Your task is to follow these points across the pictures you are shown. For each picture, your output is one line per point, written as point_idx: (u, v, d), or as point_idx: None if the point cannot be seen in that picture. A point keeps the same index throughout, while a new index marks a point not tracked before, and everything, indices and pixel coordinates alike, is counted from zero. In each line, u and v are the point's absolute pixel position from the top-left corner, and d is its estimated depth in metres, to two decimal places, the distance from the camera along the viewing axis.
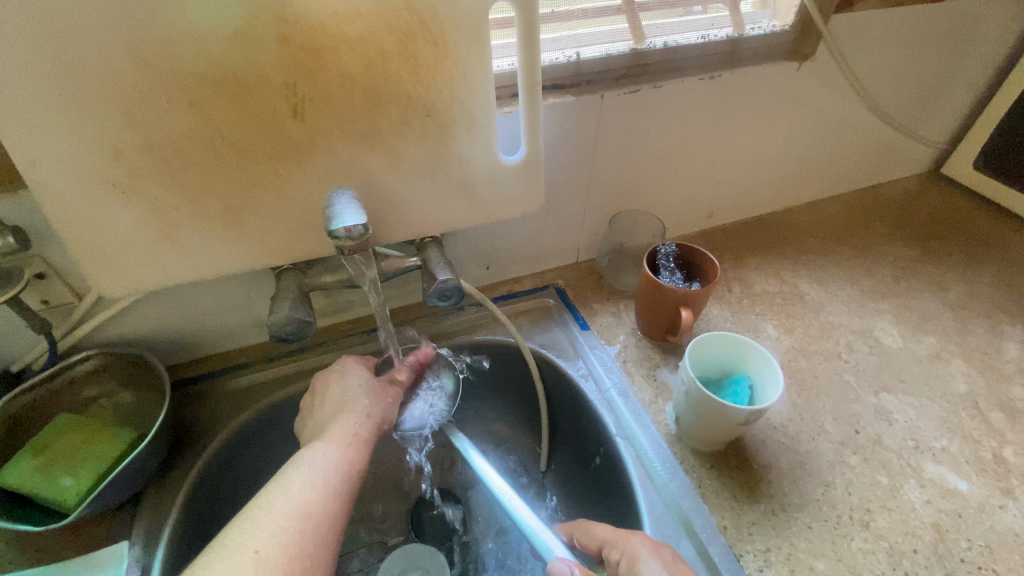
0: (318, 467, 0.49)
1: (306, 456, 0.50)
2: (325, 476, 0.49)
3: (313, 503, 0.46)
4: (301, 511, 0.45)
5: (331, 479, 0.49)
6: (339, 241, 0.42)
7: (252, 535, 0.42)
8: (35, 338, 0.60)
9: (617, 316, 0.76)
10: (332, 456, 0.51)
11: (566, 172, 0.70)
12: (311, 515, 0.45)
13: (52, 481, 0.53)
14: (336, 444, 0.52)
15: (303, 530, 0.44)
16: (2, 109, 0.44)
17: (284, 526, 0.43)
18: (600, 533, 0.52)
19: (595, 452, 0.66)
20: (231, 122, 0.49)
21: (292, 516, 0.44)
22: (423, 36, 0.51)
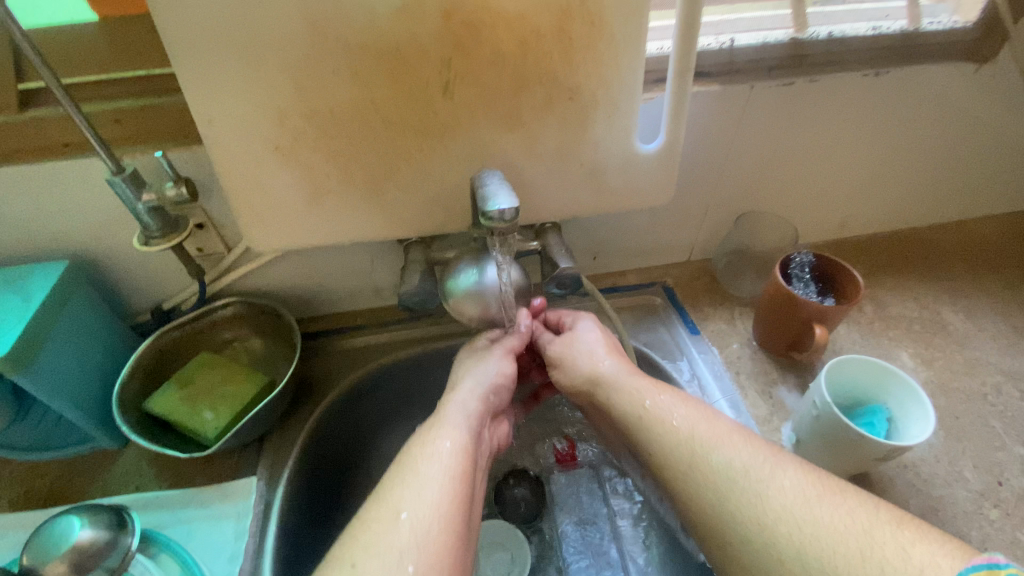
0: (438, 460, 0.46)
1: (422, 447, 0.47)
2: (450, 469, 0.45)
3: (438, 498, 0.42)
4: (429, 513, 0.41)
5: (458, 474, 0.45)
6: (491, 222, 0.41)
7: (381, 545, 0.39)
8: (186, 281, 0.65)
9: (730, 324, 0.72)
10: (455, 444, 0.48)
11: (697, 166, 0.66)
12: (448, 508, 0.42)
13: (195, 412, 0.58)
14: (449, 432, 0.49)
15: (449, 525, 0.41)
16: (192, 69, 0.47)
17: (414, 530, 0.40)
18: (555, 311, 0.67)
19: None
20: (387, 95, 0.51)
21: (398, 514, 0.41)
22: (582, 16, 0.49)
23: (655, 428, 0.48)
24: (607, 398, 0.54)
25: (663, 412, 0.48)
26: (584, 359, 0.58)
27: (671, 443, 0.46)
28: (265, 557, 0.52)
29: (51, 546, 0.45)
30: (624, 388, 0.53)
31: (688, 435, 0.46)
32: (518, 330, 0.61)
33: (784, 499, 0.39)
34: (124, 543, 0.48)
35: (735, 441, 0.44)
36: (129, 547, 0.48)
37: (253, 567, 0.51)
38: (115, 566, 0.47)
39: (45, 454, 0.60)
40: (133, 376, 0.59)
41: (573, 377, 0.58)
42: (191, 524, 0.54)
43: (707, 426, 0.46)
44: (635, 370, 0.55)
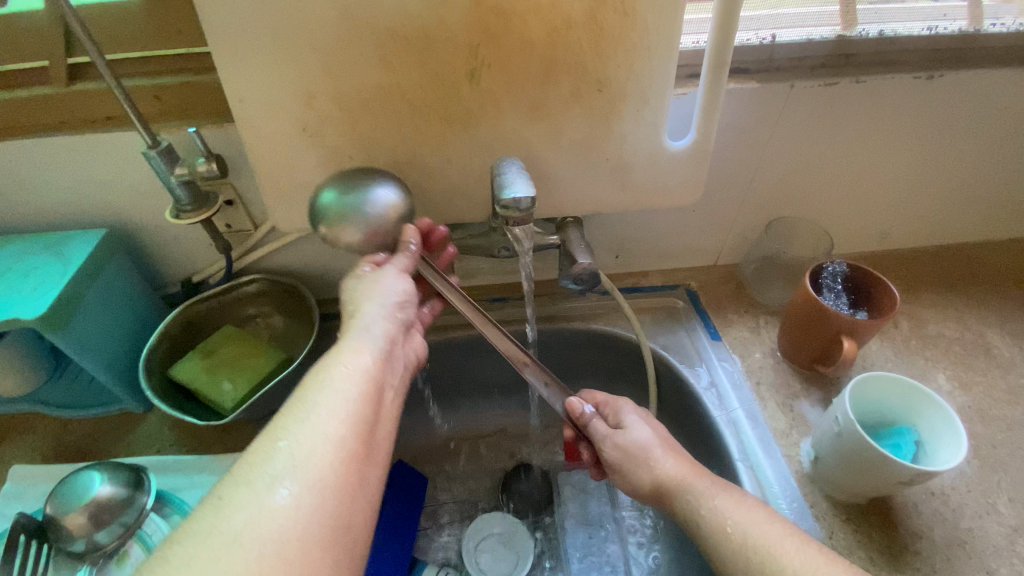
0: (332, 388, 0.43)
1: (319, 375, 0.44)
2: (344, 400, 0.42)
3: (327, 429, 0.40)
4: (317, 441, 0.39)
5: (355, 400, 0.43)
6: (507, 212, 0.41)
7: (259, 474, 0.37)
8: (214, 256, 0.67)
9: (754, 332, 0.70)
10: (352, 374, 0.45)
11: (729, 167, 0.64)
12: (338, 438, 0.40)
13: (215, 383, 0.60)
14: (349, 360, 0.46)
15: (336, 453, 0.39)
16: (227, 50, 0.49)
17: (296, 460, 0.38)
18: (599, 395, 0.61)
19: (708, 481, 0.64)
20: (414, 81, 0.51)
21: (279, 444, 0.39)
22: (614, 5, 0.48)
23: (718, 540, 0.44)
24: (677, 511, 0.49)
25: (725, 519, 0.45)
26: (641, 462, 0.52)
27: (735, 557, 0.42)
28: None
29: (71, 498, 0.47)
30: (685, 495, 0.48)
31: (753, 547, 0.42)
32: (408, 251, 0.52)
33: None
34: (140, 502, 0.50)
35: (805, 557, 0.40)
36: (145, 506, 0.50)
37: None
38: (131, 522, 0.49)
39: (75, 412, 0.63)
40: (160, 343, 0.61)
41: (637, 487, 0.52)
42: (206, 490, 0.54)
43: (779, 547, 0.42)
44: (695, 468, 0.51)
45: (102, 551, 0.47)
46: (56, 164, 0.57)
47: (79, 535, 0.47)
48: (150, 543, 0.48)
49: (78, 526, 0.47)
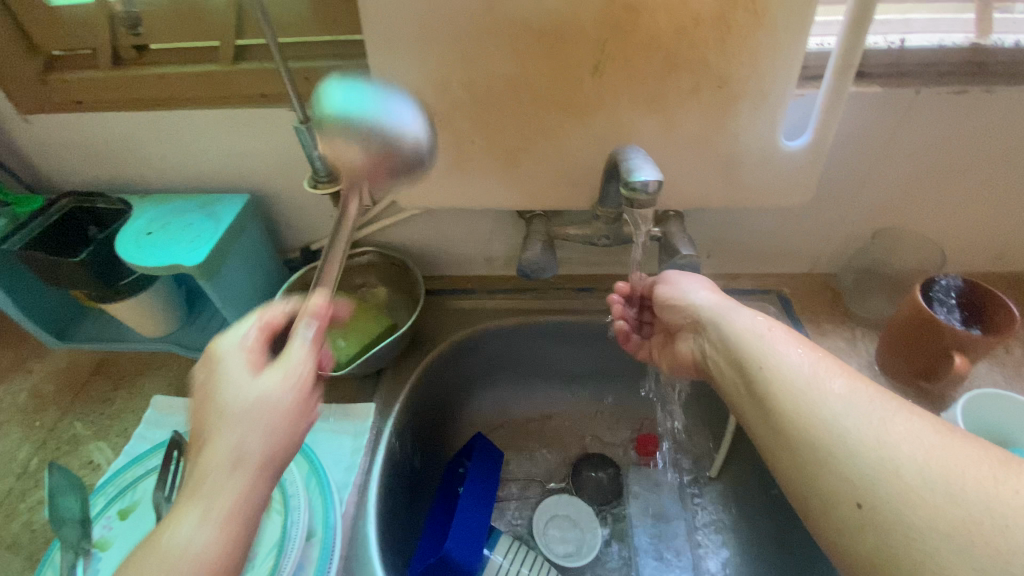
0: (192, 529, 0.36)
1: (188, 499, 0.37)
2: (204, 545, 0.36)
3: None
4: None
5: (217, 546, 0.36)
6: (634, 193, 0.43)
7: None
8: (333, 227, 0.74)
9: (850, 343, 0.69)
10: (223, 509, 0.37)
11: (837, 172, 0.64)
12: None
13: (331, 340, 0.68)
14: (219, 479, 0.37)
15: None
16: (379, 38, 0.54)
17: None
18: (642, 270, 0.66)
19: None
20: (540, 72, 0.55)
21: None
22: (745, 5, 0.49)
23: (774, 368, 0.46)
24: (716, 331, 0.54)
25: (785, 356, 0.47)
26: (684, 298, 0.58)
27: (791, 381, 0.45)
28: (373, 475, 0.59)
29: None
30: (730, 322, 0.53)
31: (810, 375, 0.45)
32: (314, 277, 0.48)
33: (914, 446, 0.38)
34: None
35: (860, 386, 0.43)
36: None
37: (363, 482, 0.59)
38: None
39: (201, 352, 0.71)
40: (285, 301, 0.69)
41: (678, 315, 0.58)
42: (317, 434, 0.62)
43: (838, 380, 0.44)
44: (737, 305, 0.55)
45: None
46: (216, 133, 0.65)
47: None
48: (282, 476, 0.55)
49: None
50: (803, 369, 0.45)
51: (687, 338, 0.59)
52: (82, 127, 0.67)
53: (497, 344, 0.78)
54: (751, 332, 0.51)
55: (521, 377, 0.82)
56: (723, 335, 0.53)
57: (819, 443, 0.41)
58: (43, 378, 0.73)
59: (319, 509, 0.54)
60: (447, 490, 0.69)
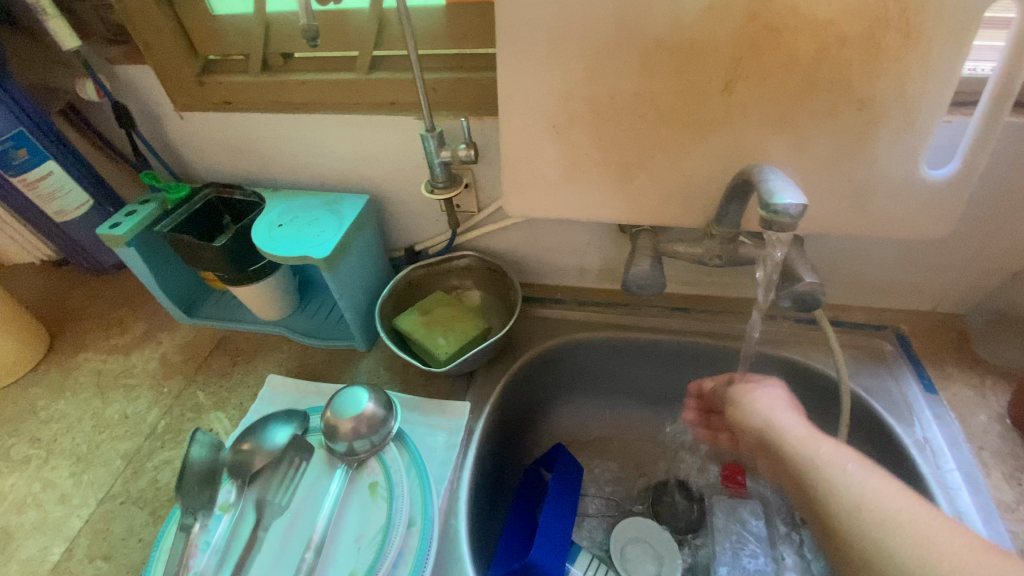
0: None
1: None
2: None
3: None
4: None
5: None
6: (776, 216, 0.42)
7: None
8: (437, 230, 0.77)
9: (978, 392, 0.63)
10: None
11: (978, 206, 0.59)
12: None
13: (431, 337, 0.68)
14: None
15: None
16: (511, 52, 0.56)
17: None
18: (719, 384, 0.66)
19: None
20: (667, 88, 0.55)
21: None
22: (898, 26, 0.48)
23: (826, 486, 0.46)
24: (778, 448, 0.52)
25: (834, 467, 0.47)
26: (757, 415, 0.56)
27: (841, 498, 0.44)
28: (467, 468, 0.62)
29: (268, 435, 0.60)
30: (795, 438, 0.51)
31: (863, 492, 0.44)
32: None
33: (960, 567, 0.37)
34: (389, 426, 0.59)
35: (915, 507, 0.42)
36: (391, 430, 0.59)
37: (458, 475, 0.61)
38: (378, 441, 0.59)
39: (310, 339, 0.76)
40: (390, 297, 0.72)
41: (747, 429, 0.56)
42: (414, 426, 0.64)
43: (890, 497, 0.43)
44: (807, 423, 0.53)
45: (355, 458, 0.58)
46: (345, 136, 0.70)
47: (345, 438, 0.58)
48: (387, 459, 0.58)
49: (347, 431, 0.57)
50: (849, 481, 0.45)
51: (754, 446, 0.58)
52: (228, 125, 0.74)
53: (584, 356, 0.78)
54: (805, 447, 0.50)
55: (605, 392, 0.81)
56: (782, 448, 0.52)
57: (871, 560, 0.40)
58: (171, 349, 0.80)
59: (418, 497, 0.56)
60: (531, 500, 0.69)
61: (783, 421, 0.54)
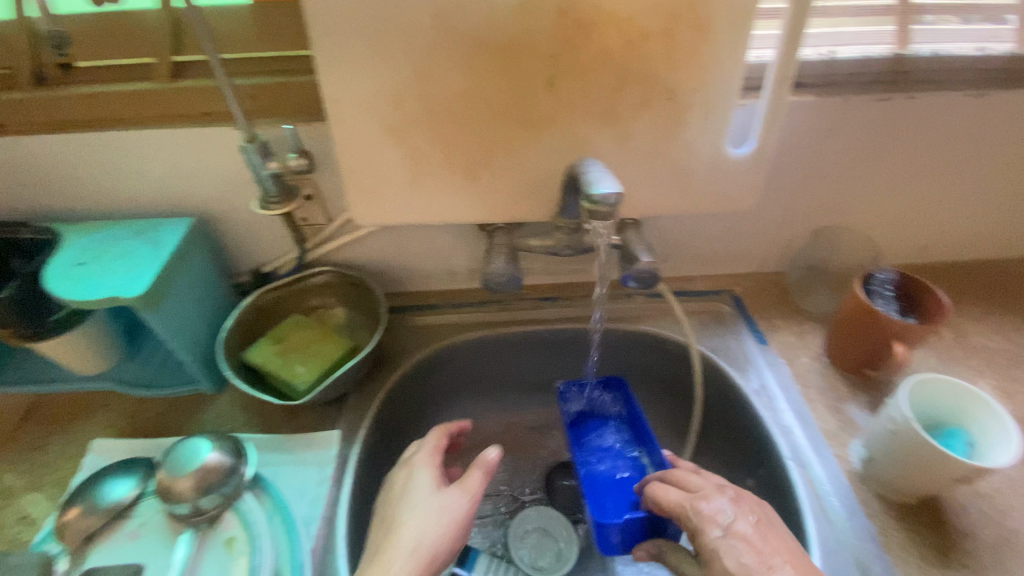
0: None
1: None
2: None
3: None
4: None
5: None
6: (595, 206, 0.45)
7: None
8: (284, 248, 0.71)
9: (800, 337, 0.72)
10: None
11: (780, 178, 0.67)
12: None
13: (288, 367, 0.63)
14: None
15: None
16: (329, 54, 0.52)
17: None
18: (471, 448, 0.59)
19: (749, 477, 0.65)
20: (497, 86, 0.54)
21: None
22: (690, 21, 0.52)
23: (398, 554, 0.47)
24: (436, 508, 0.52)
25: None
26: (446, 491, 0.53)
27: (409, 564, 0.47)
28: (342, 505, 0.56)
29: (103, 491, 0.55)
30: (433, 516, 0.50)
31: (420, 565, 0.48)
32: None
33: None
34: (240, 471, 0.54)
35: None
36: (244, 476, 0.55)
37: (332, 514, 0.56)
38: (229, 492, 0.53)
39: (156, 391, 0.67)
40: (236, 329, 0.65)
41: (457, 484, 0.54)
42: (278, 466, 0.58)
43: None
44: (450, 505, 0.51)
45: (203, 516, 0.53)
46: (154, 155, 0.62)
47: (188, 496, 0.52)
48: (243, 511, 0.54)
49: (189, 488, 0.52)
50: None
51: (737, 517, 0.46)
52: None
53: (459, 358, 0.76)
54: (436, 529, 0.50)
55: (488, 391, 0.80)
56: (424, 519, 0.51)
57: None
58: None
59: (284, 548, 0.52)
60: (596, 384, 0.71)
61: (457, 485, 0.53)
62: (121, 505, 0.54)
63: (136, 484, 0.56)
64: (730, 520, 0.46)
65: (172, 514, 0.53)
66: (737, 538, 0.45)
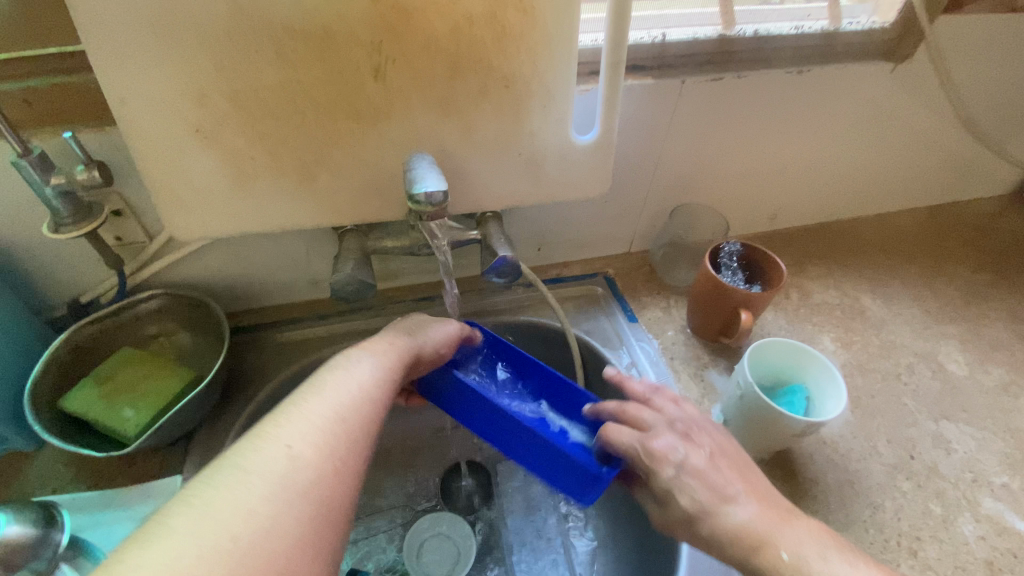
0: None
1: None
2: None
3: None
4: None
5: None
6: (419, 205, 0.42)
7: None
8: (104, 273, 0.62)
9: (667, 312, 0.75)
10: None
11: (633, 159, 0.69)
12: None
13: (114, 411, 0.55)
14: None
15: None
16: (102, 47, 0.44)
17: None
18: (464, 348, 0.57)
19: None
20: (315, 78, 0.49)
21: None
22: (514, 5, 0.50)
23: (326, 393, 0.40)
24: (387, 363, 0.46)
25: (728, 511, 0.43)
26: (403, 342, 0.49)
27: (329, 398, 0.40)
28: None
29: None
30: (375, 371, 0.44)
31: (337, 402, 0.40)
32: None
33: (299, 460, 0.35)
34: (54, 539, 0.47)
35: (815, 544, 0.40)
36: (60, 545, 0.47)
37: None
38: (43, 567, 0.46)
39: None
40: (45, 375, 0.56)
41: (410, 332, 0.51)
42: (111, 526, 0.52)
43: (806, 541, 0.40)
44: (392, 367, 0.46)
45: None
46: None
47: None
48: None
49: None
50: (744, 519, 0.42)
51: (690, 453, 0.46)
52: None
53: None
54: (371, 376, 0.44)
55: None
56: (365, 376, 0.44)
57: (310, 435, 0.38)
58: None
59: None
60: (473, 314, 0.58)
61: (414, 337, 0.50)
62: None
63: None
64: (683, 455, 0.46)
65: None
66: (689, 474, 0.45)
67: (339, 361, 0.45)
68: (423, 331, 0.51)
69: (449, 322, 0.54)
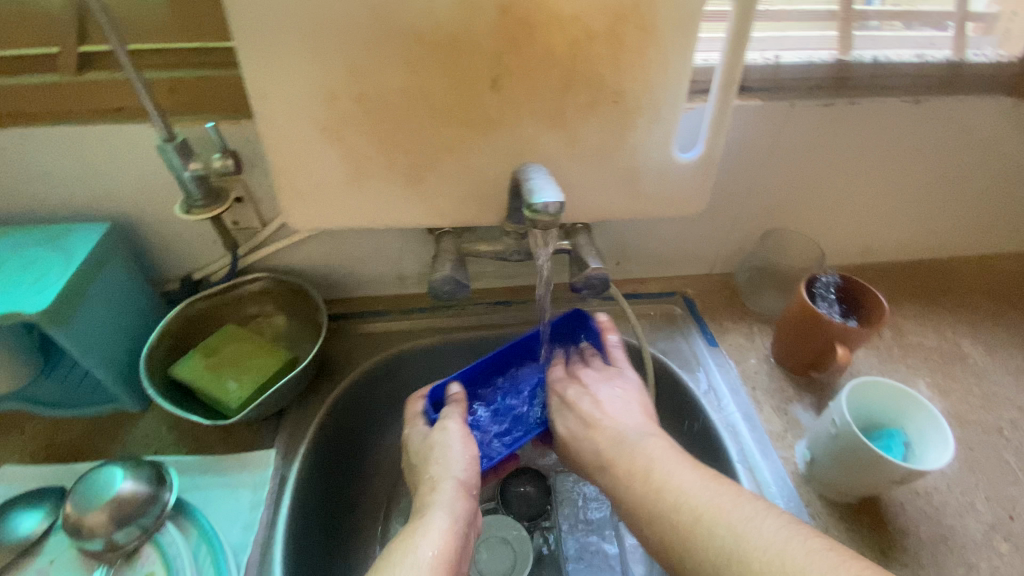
0: None
1: None
2: None
3: None
4: None
5: None
6: (537, 215, 0.43)
7: None
8: (217, 254, 0.67)
9: (749, 338, 0.73)
10: None
11: (729, 181, 0.68)
12: None
13: (219, 382, 0.59)
14: None
15: None
16: (252, 47, 0.48)
17: None
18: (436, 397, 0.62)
19: None
20: (437, 85, 0.51)
21: None
22: (635, 22, 0.50)
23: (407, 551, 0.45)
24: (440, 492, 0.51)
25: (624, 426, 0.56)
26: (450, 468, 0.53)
27: (410, 555, 0.44)
28: (279, 524, 0.53)
29: (10, 523, 0.50)
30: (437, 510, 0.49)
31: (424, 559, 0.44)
32: None
33: None
34: (163, 499, 0.51)
35: (733, 505, 0.44)
36: (166, 504, 0.51)
37: (268, 535, 0.53)
38: (150, 523, 0.50)
39: (79, 410, 0.62)
40: (160, 343, 0.60)
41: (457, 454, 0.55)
42: (208, 490, 0.56)
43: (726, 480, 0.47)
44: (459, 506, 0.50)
45: (120, 551, 0.49)
46: (59, 155, 0.56)
47: (99, 533, 0.48)
48: (165, 542, 0.50)
49: (102, 521, 0.48)
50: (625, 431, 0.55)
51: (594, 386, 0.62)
52: None
53: (411, 367, 0.72)
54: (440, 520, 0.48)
55: None
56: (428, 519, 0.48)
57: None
58: None
59: None
60: (429, 407, 0.60)
61: (457, 456, 0.54)
62: (29, 537, 0.50)
63: (53, 512, 0.52)
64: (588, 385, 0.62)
65: (83, 549, 0.49)
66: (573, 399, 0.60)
67: (406, 534, 0.47)
68: (454, 466, 0.53)
69: (461, 433, 0.56)
